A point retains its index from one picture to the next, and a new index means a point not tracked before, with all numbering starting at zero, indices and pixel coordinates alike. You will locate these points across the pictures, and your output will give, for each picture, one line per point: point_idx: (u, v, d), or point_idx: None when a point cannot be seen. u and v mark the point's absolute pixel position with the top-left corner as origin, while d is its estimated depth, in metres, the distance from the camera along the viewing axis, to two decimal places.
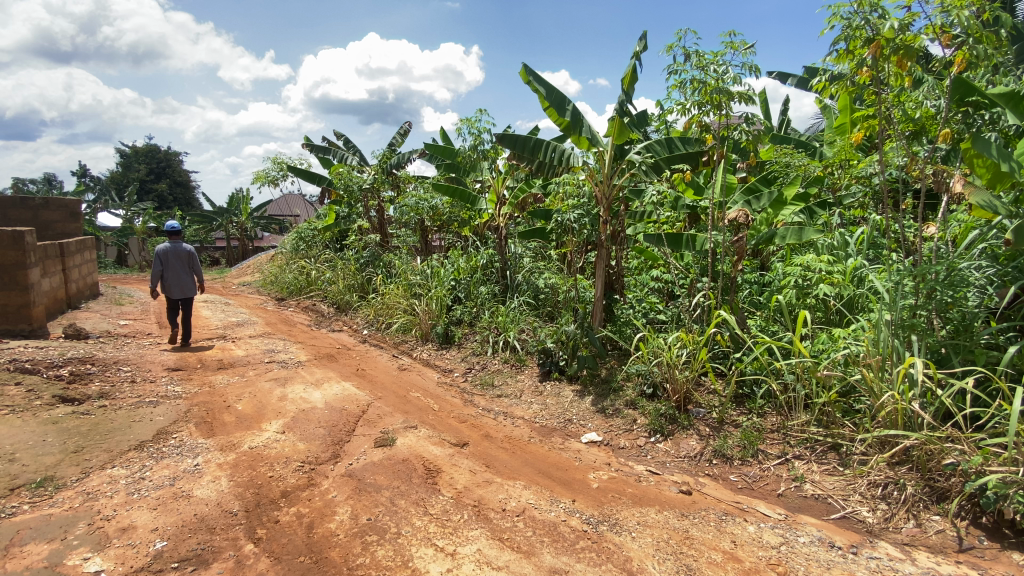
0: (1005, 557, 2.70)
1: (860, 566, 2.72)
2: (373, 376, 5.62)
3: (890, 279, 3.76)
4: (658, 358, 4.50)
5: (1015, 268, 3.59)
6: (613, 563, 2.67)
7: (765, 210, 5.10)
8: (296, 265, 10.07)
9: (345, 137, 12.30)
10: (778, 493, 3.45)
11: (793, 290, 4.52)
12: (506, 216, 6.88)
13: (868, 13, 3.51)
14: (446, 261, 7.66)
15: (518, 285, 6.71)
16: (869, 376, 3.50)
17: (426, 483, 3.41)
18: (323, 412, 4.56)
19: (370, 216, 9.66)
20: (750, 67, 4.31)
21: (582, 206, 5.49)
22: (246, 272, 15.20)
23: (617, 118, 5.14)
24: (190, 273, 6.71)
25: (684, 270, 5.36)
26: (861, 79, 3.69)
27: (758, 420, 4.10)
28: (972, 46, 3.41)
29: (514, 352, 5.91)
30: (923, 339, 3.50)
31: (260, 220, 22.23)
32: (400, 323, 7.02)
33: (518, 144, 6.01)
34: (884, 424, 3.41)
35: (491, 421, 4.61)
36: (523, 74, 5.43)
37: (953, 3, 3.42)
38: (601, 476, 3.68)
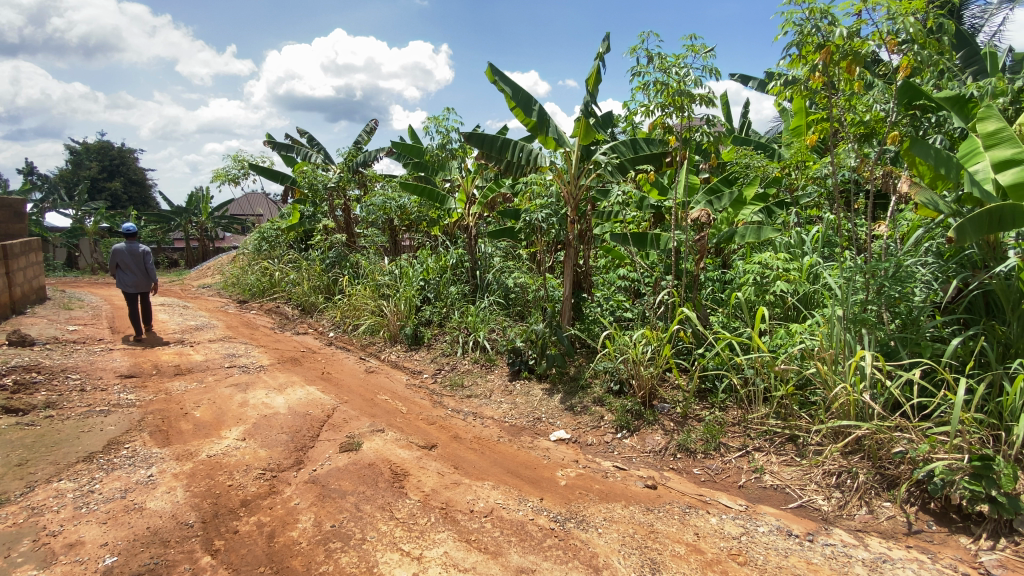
0: (953, 541, 2.86)
1: (815, 552, 2.82)
2: (339, 379, 5.50)
3: (842, 276, 3.91)
4: (624, 355, 4.56)
5: (957, 265, 3.80)
6: (580, 560, 2.69)
7: (725, 210, 5.28)
8: (259, 266, 9.76)
9: (309, 134, 12.02)
10: (739, 484, 3.55)
11: (752, 288, 4.66)
12: (475, 215, 6.85)
13: (819, 20, 3.63)
14: (414, 261, 7.56)
15: (488, 285, 6.68)
16: (824, 369, 3.63)
17: (392, 487, 3.36)
18: (286, 417, 4.43)
19: (336, 215, 9.47)
20: (710, 70, 4.40)
21: (549, 206, 5.56)
22: (207, 274, 14.67)
23: (583, 118, 5.17)
24: (129, 270, 6.59)
25: (649, 269, 5.45)
26: (813, 84, 3.84)
27: (720, 413, 4.20)
28: (916, 53, 3.57)
29: (484, 352, 5.89)
30: (873, 333, 3.65)
31: (221, 220, 21.48)
32: (367, 324, 6.89)
33: (485, 144, 5.99)
34: (838, 415, 3.55)
35: (460, 422, 4.57)
36: (489, 74, 5.41)
37: (900, 10, 3.55)
38: (569, 474, 3.71)
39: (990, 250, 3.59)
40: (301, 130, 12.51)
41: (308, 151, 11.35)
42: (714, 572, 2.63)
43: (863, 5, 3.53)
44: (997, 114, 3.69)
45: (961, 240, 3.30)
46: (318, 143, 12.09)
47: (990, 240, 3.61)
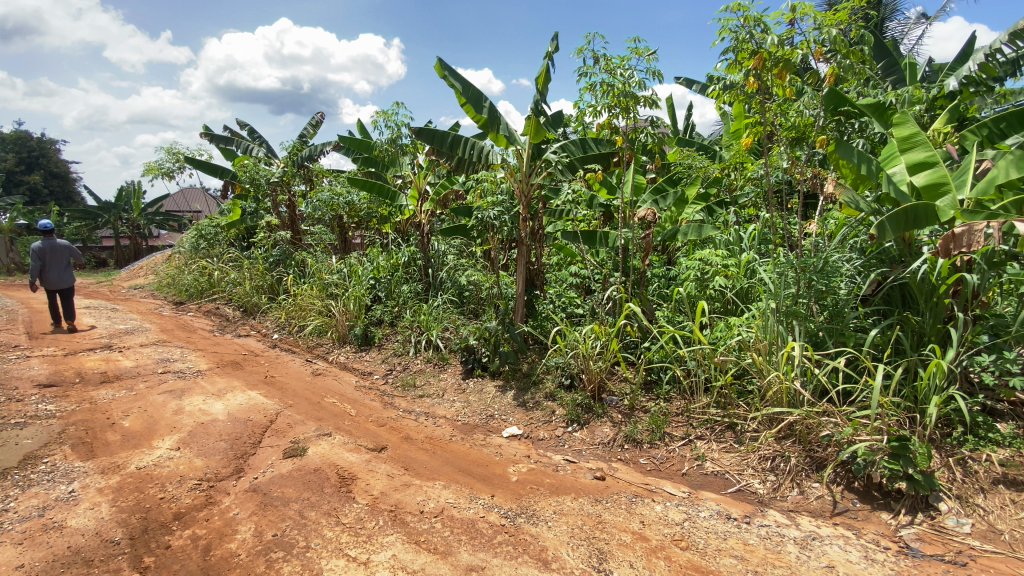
0: (875, 517, 3.08)
1: (751, 534, 2.97)
2: (284, 383, 5.28)
3: (776, 271, 4.12)
4: (574, 351, 4.64)
5: (876, 261, 4.10)
6: (529, 554, 2.71)
7: (669, 209, 5.56)
8: (196, 265, 9.22)
9: (250, 127, 11.47)
10: (682, 472, 3.69)
11: (693, 284, 4.85)
12: (427, 212, 6.74)
13: (753, 28, 3.81)
14: (364, 259, 7.37)
15: (441, 283, 6.61)
16: (759, 360, 3.83)
17: (339, 492, 3.26)
18: (225, 424, 4.22)
19: (280, 212, 9.09)
20: (653, 73, 4.52)
21: (501, 203, 5.58)
22: (139, 275, 13.72)
23: (533, 117, 5.19)
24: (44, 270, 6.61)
25: (599, 266, 5.54)
26: (749, 89, 4.03)
27: (665, 404, 4.35)
28: (840, 62, 3.83)
29: (437, 352, 5.82)
30: (803, 325, 3.87)
31: (154, 217, 20.17)
32: (314, 325, 6.64)
33: (436, 140, 5.90)
34: (772, 402, 3.75)
35: (412, 423, 4.50)
36: (438, 69, 5.34)
37: (826, 22, 3.79)
38: (521, 469, 3.74)
39: (906, 246, 3.92)
40: (242, 123, 11.93)
41: (250, 144, 10.84)
42: (658, 558, 2.72)
43: (791, 15, 3.74)
44: (911, 120, 4.03)
45: (881, 236, 3.53)
46: (261, 136, 11.57)
47: (905, 237, 3.93)
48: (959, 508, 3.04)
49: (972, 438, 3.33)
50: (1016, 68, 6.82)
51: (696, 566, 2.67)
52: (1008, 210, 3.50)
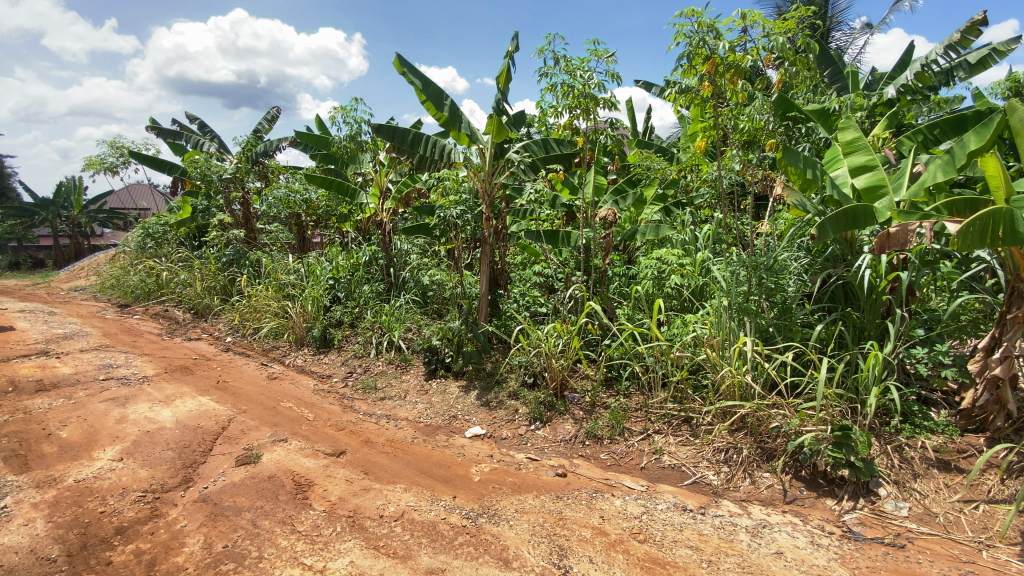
0: (820, 504, 3.24)
1: (706, 524, 3.07)
2: (237, 388, 5.08)
3: (728, 269, 4.26)
4: (537, 349, 4.67)
5: (822, 260, 4.29)
6: (490, 554, 2.71)
7: (629, 209, 5.74)
8: (143, 265, 8.76)
9: (201, 121, 10.99)
10: (641, 466, 3.77)
11: (651, 282, 4.97)
12: (389, 211, 6.62)
13: (706, 33, 3.89)
14: (323, 259, 7.19)
15: (404, 283, 6.48)
16: (713, 356, 3.96)
17: (295, 499, 3.17)
18: (173, 432, 4.02)
19: (233, 210, 8.75)
20: (612, 75, 4.60)
21: (463, 203, 5.47)
22: (80, 275, 12.93)
23: (494, 116, 5.18)
24: None
25: (562, 265, 5.60)
26: (703, 93, 4.14)
27: (625, 400, 4.43)
28: (787, 69, 3.97)
29: (399, 352, 5.72)
30: (754, 321, 4.02)
31: (96, 214, 19.07)
32: (269, 327, 6.42)
33: (396, 138, 5.82)
34: (725, 396, 3.88)
35: (372, 426, 4.40)
36: (396, 65, 5.25)
37: (775, 29, 3.92)
38: (483, 469, 3.72)
39: (848, 246, 4.16)
40: (192, 117, 11.41)
41: (200, 139, 10.38)
42: (618, 552, 2.77)
43: (741, 22, 3.87)
44: (854, 126, 4.30)
45: (823, 237, 3.65)
46: (212, 131, 11.08)
47: (847, 237, 4.15)
48: (897, 492, 3.24)
49: (909, 426, 3.55)
50: (949, 78, 7.28)
51: (654, 558, 2.73)
52: (942, 211, 3.60)
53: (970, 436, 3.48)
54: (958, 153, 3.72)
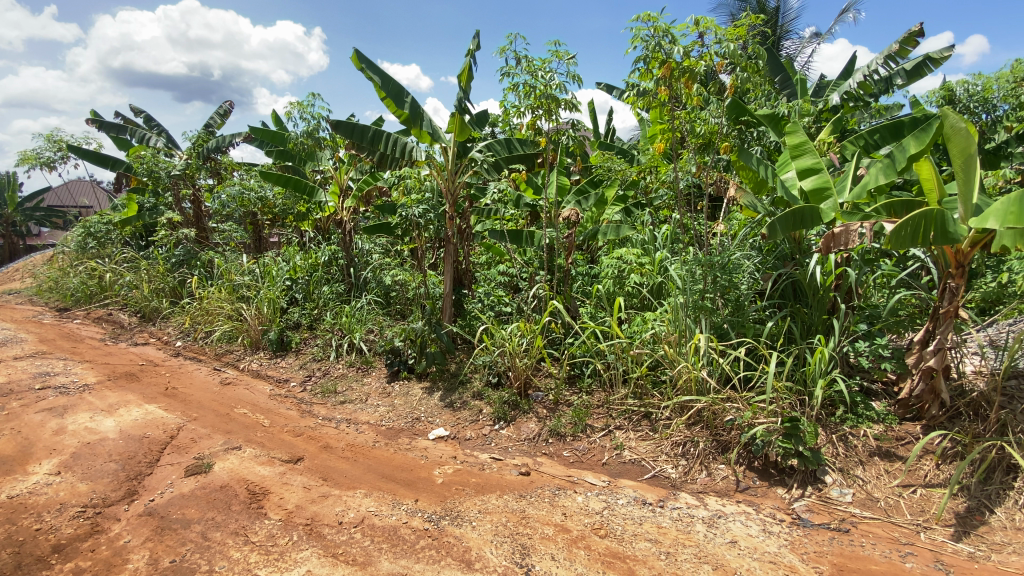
0: (772, 493, 3.37)
1: (665, 517, 3.14)
2: (187, 395, 4.86)
3: (685, 268, 4.38)
4: (501, 349, 4.66)
5: (773, 258, 4.46)
6: (452, 556, 2.69)
7: (591, 210, 5.85)
8: (84, 266, 8.26)
9: (148, 114, 10.47)
10: (603, 462, 3.83)
11: (611, 280, 5.06)
12: (350, 210, 6.46)
13: (662, 38, 3.97)
14: (280, 259, 6.97)
15: (365, 283, 6.33)
16: (670, 352, 4.07)
17: (249, 508, 3.06)
18: (116, 443, 3.81)
19: (183, 207, 8.37)
20: (573, 77, 4.65)
21: (425, 201, 5.33)
22: (13, 278, 12.07)
23: (456, 114, 5.14)
24: None
25: (526, 265, 5.61)
26: (660, 97, 4.23)
27: (587, 397, 4.49)
28: (739, 75, 4.10)
29: (360, 355, 5.59)
30: (709, 317, 4.14)
31: (32, 211, 17.91)
32: (223, 330, 6.17)
33: (356, 135, 5.78)
34: (682, 391, 3.98)
35: (331, 431, 4.29)
36: (355, 61, 5.14)
37: (727, 36, 4.04)
38: (446, 471, 3.69)
39: (797, 245, 4.36)
40: (137, 110, 10.84)
41: (146, 133, 9.85)
42: (579, 548, 2.80)
43: (695, 28, 3.97)
44: (801, 130, 4.41)
45: (773, 237, 3.80)
46: (159, 125, 10.55)
47: (795, 237, 4.34)
48: (842, 479, 3.41)
49: (852, 416, 3.73)
50: (888, 85, 7.68)
51: (614, 552, 2.78)
52: (881, 212, 3.82)
53: (907, 424, 3.70)
54: (898, 157, 3.93)
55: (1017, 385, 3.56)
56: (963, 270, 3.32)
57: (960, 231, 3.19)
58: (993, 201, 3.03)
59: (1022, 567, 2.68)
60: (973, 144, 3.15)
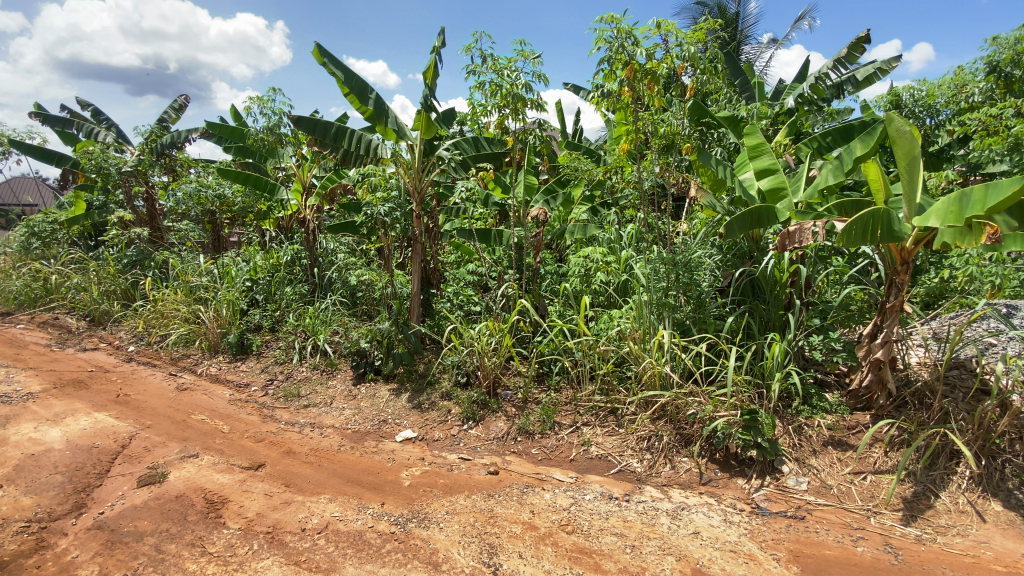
0: (732, 484, 3.48)
1: (630, 510, 3.20)
2: (141, 402, 4.65)
3: (649, 266, 4.46)
4: (470, 348, 4.65)
5: (733, 256, 4.60)
6: (419, 559, 2.66)
7: (559, 209, 5.97)
8: (27, 267, 7.79)
9: (96, 108, 9.96)
10: (570, 458, 3.86)
11: (578, 278, 5.11)
12: (313, 208, 6.31)
13: (624, 40, 4.04)
14: (240, 260, 6.75)
15: (330, 284, 6.18)
16: (636, 349, 4.15)
17: (207, 518, 2.95)
18: (63, 454, 3.61)
19: (135, 206, 8.00)
20: (538, 76, 4.67)
21: (392, 199, 5.15)
22: None
23: (423, 112, 5.09)
24: None
25: (495, 264, 5.61)
26: (623, 98, 4.30)
27: (555, 395, 4.53)
28: (699, 78, 4.20)
29: (325, 357, 5.46)
30: (672, 314, 4.24)
31: None
32: (179, 334, 5.94)
33: (318, 132, 5.66)
34: (647, 386, 4.06)
35: (295, 436, 4.18)
36: (317, 55, 5.02)
37: (687, 39, 4.11)
38: (413, 473, 3.65)
39: (754, 243, 4.49)
40: (85, 103, 10.31)
41: (94, 127, 9.41)
42: (546, 545, 2.82)
43: (657, 31, 4.05)
44: (760, 131, 4.53)
45: (731, 236, 3.91)
46: (108, 119, 10.04)
47: (754, 236, 4.48)
48: (798, 468, 3.54)
49: (807, 407, 3.89)
50: (840, 91, 8.04)
51: (581, 548, 2.81)
52: (832, 212, 3.98)
53: (857, 414, 3.87)
54: (846, 159, 4.12)
55: (957, 374, 3.77)
56: (908, 267, 3.50)
57: (904, 230, 3.36)
58: (934, 201, 3.22)
59: (964, 548, 2.86)
60: (916, 147, 3.33)
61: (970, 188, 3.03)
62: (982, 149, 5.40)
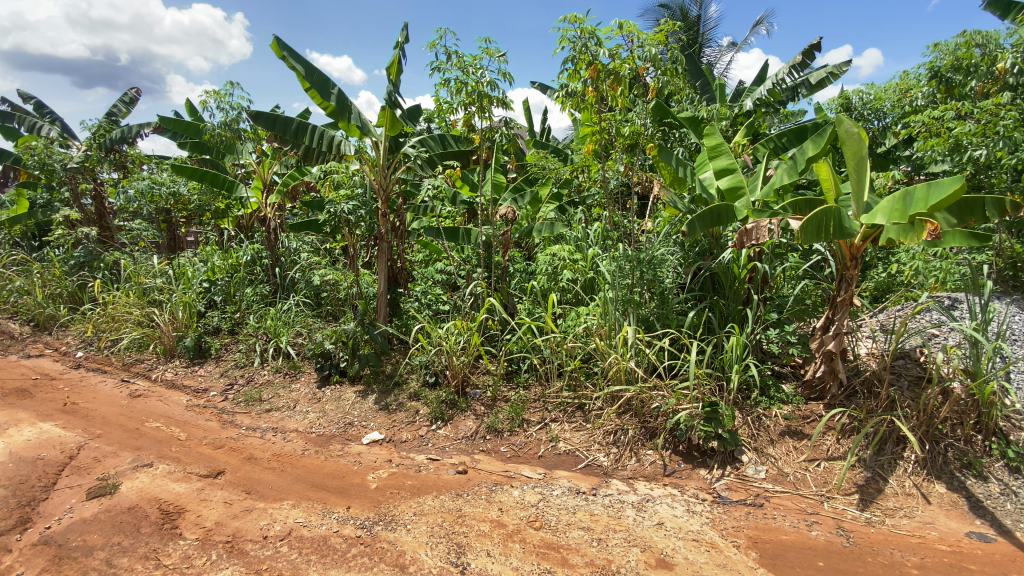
0: (695, 474, 3.58)
1: (597, 504, 3.25)
2: (90, 410, 4.43)
3: (614, 264, 4.53)
4: (437, 348, 4.62)
5: (694, 253, 4.71)
6: (386, 562, 2.63)
7: (526, 207, 6.00)
8: None
9: (39, 101, 9.41)
10: (539, 455, 3.89)
11: (545, 276, 5.15)
12: (274, 206, 6.13)
13: (587, 40, 4.08)
14: (197, 260, 6.50)
15: (293, 284, 6.03)
16: (602, 345, 4.21)
17: (162, 529, 2.84)
18: (3, 467, 3.40)
19: (83, 205, 7.60)
20: (503, 74, 4.67)
21: (356, 197, 5.05)
22: None
23: (387, 108, 5.01)
24: None
25: (464, 262, 5.59)
26: (588, 98, 4.34)
27: (524, 392, 4.56)
28: (660, 79, 4.29)
29: (288, 360, 5.33)
30: (636, 310, 4.32)
31: None
32: (132, 338, 5.67)
33: (278, 127, 5.51)
34: (613, 381, 4.12)
35: (256, 441, 4.06)
36: (275, 48, 4.88)
37: (649, 40, 4.19)
38: (380, 476, 3.60)
39: (715, 241, 4.61)
40: (26, 96, 9.71)
41: (37, 121, 8.88)
42: (514, 542, 2.84)
43: (619, 32, 4.11)
44: (718, 132, 4.67)
45: (692, 234, 4.00)
46: (52, 112, 9.49)
47: (714, 233, 4.60)
48: (757, 457, 3.67)
49: (765, 398, 4.03)
50: (794, 94, 8.34)
51: (548, 543, 2.83)
52: (787, 210, 4.13)
53: (812, 404, 4.03)
54: (799, 159, 4.30)
55: (903, 364, 3.99)
56: (857, 262, 3.66)
57: (854, 226, 3.51)
58: (881, 199, 3.39)
59: (911, 529, 3.03)
60: (863, 148, 3.50)
61: (914, 187, 3.20)
62: (924, 150, 5.67)
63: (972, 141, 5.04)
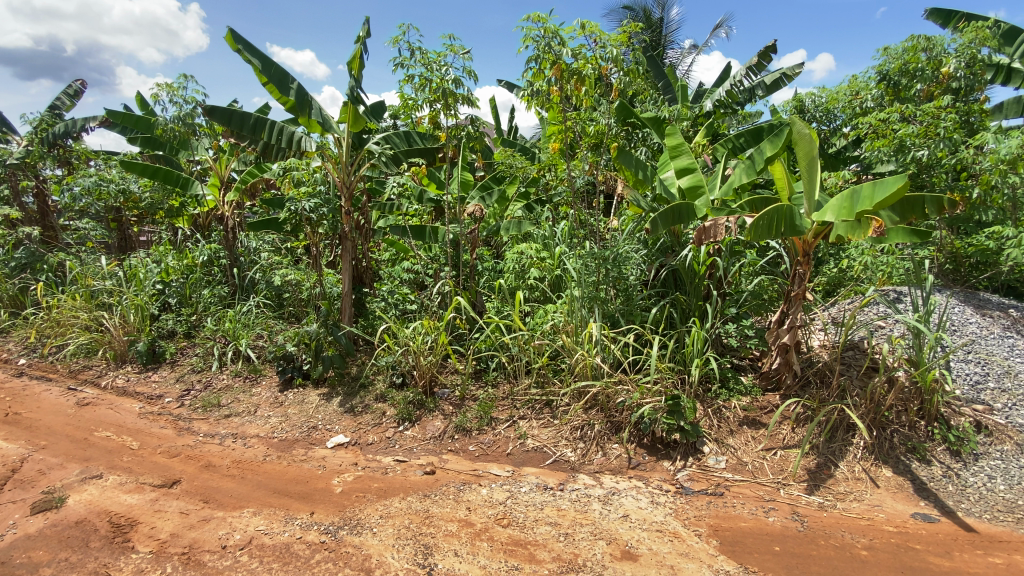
0: (659, 466, 3.67)
1: (564, 499, 3.29)
2: (34, 421, 4.19)
3: (579, 262, 4.59)
4: (404, 348, 4.57)
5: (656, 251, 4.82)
6: (351, 566, 2.60)
7: (493, 205, 5.99)
8: None
9: None
10: (507, 452, 3.91)
11: (512, 274, 5.17)
12: (232, 204, 5.92)
13: (551, 40, 4.10)
14: (149, 260, 6.22)
15: (253, 285, 5.84)
16: (568, 342, 4.26)
17: (113, 543, 2.72)
18: None
19: (23, 203, 7.16)
20: (468, 71, 4.65)
21: (318, 195, 4.86)
22: None
23: (350, 104, 4.92)
24: None
25: (430, 261, 5.54)
26: (553, 97, 4.37)
27: (492, 390, 4.57)
28: (622, 80, 4.35)
29: (248, 363, 5.16)
30: (600, 307, 4.38)
31: None
32: (79, 343, 5.39)
33: (234, 123, 5.33)
34: (579, 377, 4.17)
35: (215, 448, 3.93)
36: (230, 40, 4.71)
37: (611, 41, 4.24)
38: (346, 479, 3.54)
39: (676, 239, 4.72)
40: None
41: None
42: (482, 540, 2.84)
43: (582, 32, 4.14)
44: (679, 132, 4.77)
45: (655, 231, 4.08)
46: None
47: (676, 231, 4.70)
48: (717, 448, 3.78)
49: (725, 390, 4.16)
50: (751, 95, 8.59)
51: (516, 540, 2.85)
52: (743, 208, 4.27)
53: (769, 394, 4.19)
54: (757, 159, 4.45)
55: (852, 355, 4.20)
56: (809, 258, 3.82)
57: (805, 223, 3.66)
58: (830, 197, 3.55)
59: (860, 511, 3.19)
60: (814, 148, 3.65)
61: (860, 186, 3.34)
62: (872, 151, 5.94)
63: (915, 142, 5.33)
